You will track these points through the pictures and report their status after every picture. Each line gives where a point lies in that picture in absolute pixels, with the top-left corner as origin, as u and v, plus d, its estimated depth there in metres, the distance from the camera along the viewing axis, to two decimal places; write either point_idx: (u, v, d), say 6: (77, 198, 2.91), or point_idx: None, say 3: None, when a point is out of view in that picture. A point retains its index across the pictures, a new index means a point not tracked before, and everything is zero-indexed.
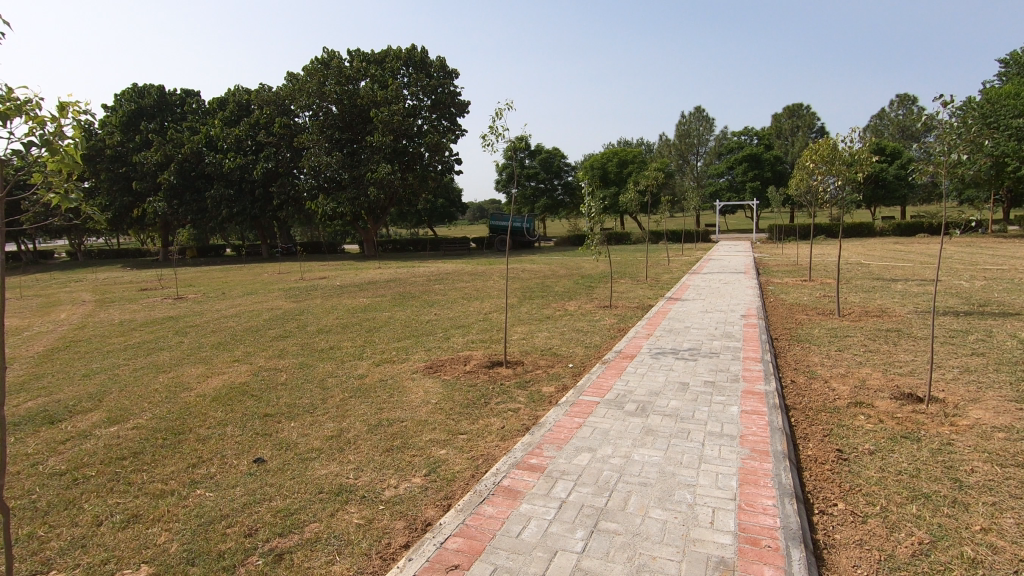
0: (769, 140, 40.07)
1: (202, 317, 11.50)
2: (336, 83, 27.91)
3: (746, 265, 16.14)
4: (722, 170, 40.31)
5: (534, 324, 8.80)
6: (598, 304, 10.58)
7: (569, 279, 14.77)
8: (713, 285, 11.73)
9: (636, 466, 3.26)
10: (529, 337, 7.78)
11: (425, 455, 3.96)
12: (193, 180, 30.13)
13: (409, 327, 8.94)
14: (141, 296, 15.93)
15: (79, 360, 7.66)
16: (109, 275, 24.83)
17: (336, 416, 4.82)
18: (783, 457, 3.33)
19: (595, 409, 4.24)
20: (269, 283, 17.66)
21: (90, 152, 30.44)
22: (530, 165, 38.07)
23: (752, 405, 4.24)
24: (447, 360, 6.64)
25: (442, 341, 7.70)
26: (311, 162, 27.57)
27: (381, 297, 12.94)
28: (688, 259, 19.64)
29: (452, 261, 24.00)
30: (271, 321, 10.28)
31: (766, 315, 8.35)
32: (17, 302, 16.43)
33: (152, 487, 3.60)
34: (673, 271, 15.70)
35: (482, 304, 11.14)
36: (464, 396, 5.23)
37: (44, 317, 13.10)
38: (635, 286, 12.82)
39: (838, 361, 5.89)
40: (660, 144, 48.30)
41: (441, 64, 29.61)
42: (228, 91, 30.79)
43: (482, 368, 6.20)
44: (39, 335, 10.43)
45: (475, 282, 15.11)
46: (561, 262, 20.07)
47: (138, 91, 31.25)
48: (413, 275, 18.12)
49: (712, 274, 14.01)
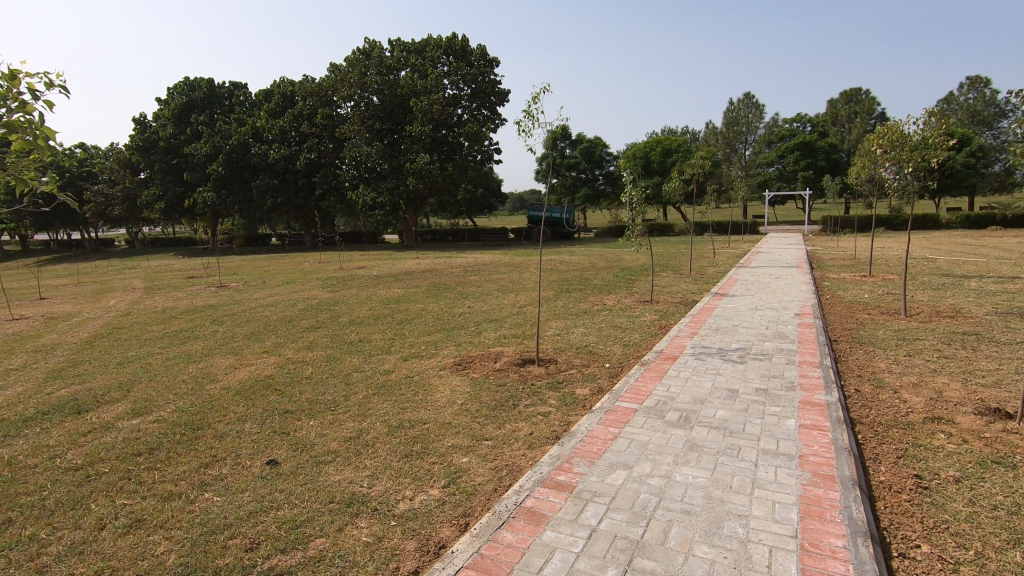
0: (824, 126, 38.06)
1: (241, 305, 11.64)
2: (377, 73, 27.97)
3: (799, 258, 15.24)
4: (772, 159, 38.61)
5: (570, 318, 8.41)
6: (638, 298, 10.10)
7: (609, 272, 14.28)
8: (763, 280, 11.03)
9: (677, 489, 2.86)
10: (564, 333, 7.41)
11: (445, 463, 3.66)
12: (240, 171, 30.95)
13: (441, 319, 8.72)
14: (188, 283, 16.41)
15: (117, 348, 7.77)
16: (161, 263, 25.81)
17: (357, 415, 4.59)
18: (852, 485, 2.87)
19: (632, 418, 3.85)
20: (309, 273, 17.90)
21: (145, 143, 31.64)
22: (571, 155, 37.38)
23: (812, 420, 3.75)
24: (477, 357, 6.35)
25: (473, 336, 7.42)
26: (353, 153, 27.82)
27: (416, 287, 12.80)
28: (736, 252, 18.79)
29: (491, 252, 23.79)
30: (305, 311, 10.26)
31: (823, 314, 7.68)
32: (75, 287, 17.20)
33: (161, 488, 3.44)
34: (719, 265, 14.96)
35: (517, 296, 10.84)
36: (492, 396, 4.93)
37: (96, 302, 13.61)
38: (678, 280, 12.25)
39: (908, 368, 5.27)
40: (706, 132, 46.65)
41: (482, 52, 29.22)
42: (274, 83, 31.37)
43: (513, 366, 5.88)
44: (86, 321, 10.76)
45: (512, 274, 14.80)
46: (601, 253, 19.56)
47: (189, 84, 32.19)
48: (450, 265, 17.95)
49: (762, 267, 13.25)
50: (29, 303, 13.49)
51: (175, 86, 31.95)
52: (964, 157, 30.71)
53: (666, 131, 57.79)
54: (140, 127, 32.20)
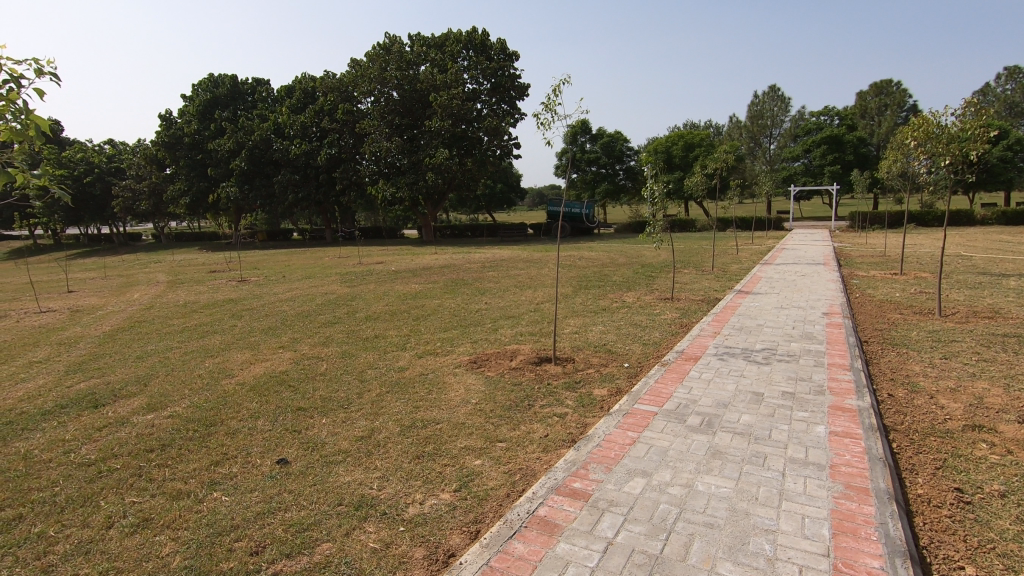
0: (852, 120, 37.04)
1: (261, 300, 11.73)
2: (397, 68, 27.98)
3: (826, 255, 14.80)
4: (797, 153, 37.71)
5: (588, 316, 8.25)
6: (659, 296, 9.89)
7: (629, 268, 14.06)
8: (788, 277, 10.70)
9: (699, 499, 2.71)
10: (582, 331, 7.26)
11: (457, 466, 3.56)
12: (262, 166, 31.30)
13: (457, 316, 8.63)
14: (210, 277, 16.63)
15: (138, 342, 7.84)
16: (185, 257, 26.27)
17: (369, 413, 4.52)
18: (889, 499, 2.68)
19: (651, 422, 3.70)
20: (328, 268, 18.00)
21: (171, 140, 32.19)
22: (591, 149, 37.01)
23: (843, 426, 3.55)
24: (492, 355, 6.23)
25: (490, 333, 7.30)
26: (373, 148, 27.93)
27: (434, 283, 12.76)
28: (760, 248, 18.37)
29: (510, 247, 23.69)
30: (322, 306, 10.26)
31: (853, 314, 7.39)
32: (102, 281, 17.56)
33: (171, 486, 3.42)
34: (742, 261, 14.61)
35: (536, 292, 10.70)
36: (507, 396, 4.81)
37: (121, 296, 13.87)
38: (700, 277, 11.98)
39: (946, 372, 5.00)
40: (730, 126, 45.79)
41: (502, 45, 29.01)
42: (296, 79, 31.62)
43: (529, 365, 5.75)
44: (110, 314, 10.95)
45: (530, 270, 14.65)
46: (620, 249, 19.31)
47: (213, 81, 32.63)
48: (468, 261, 17.86)
49: (787, 265, 12.90)
50: (57, 296, 13.80)
51: (200, 83, 32.42)
52: (1000, 150, 29.59)
53: (688, 125, 56.92)
54: (166, 124, 32.77)
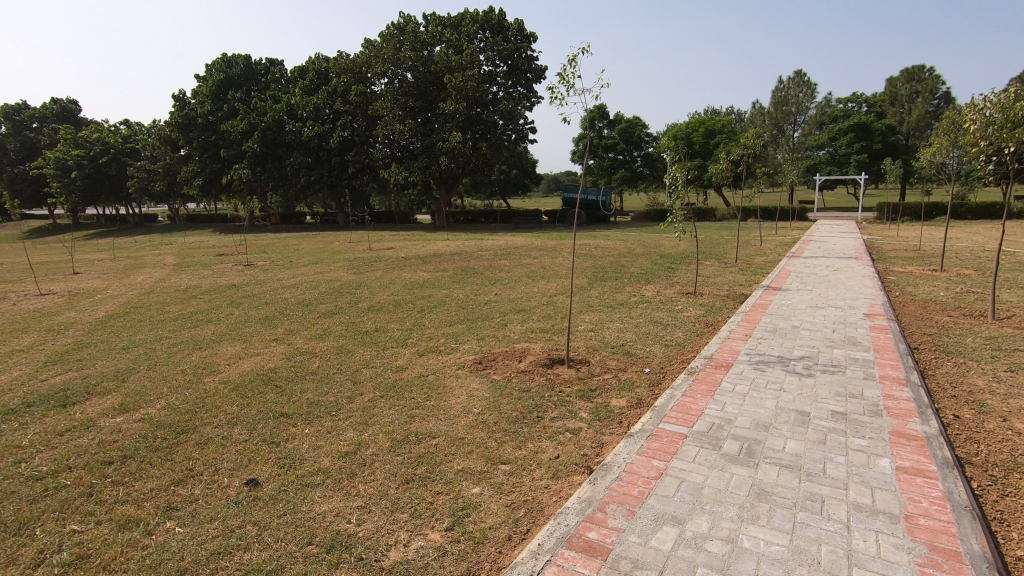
0: (881, 107, 35.69)
1: (264, 286, 11.31)
2: (411, 49, 27.29)
3: (857, 249, 13.97)
4: (822, 141, 36.43)
5: (605, 311, 7.69)
6: (680, 290, 9.28)
7: (648, 259, 13.40)
8: (820, 272, 10.01)
9: (746, 562, 2.17)
10: (598, 329, 6.69)
11: (452, 495, 3.04)
12: (275, 148, 30.91)
13: (465, 308, 8.11)
14: (217, 261, 16.29)
15: (128, 330, 7.44)
16: (196, 239, 26.12)
17: (358, 423, 4.02)
18: (990, 569, 2.11)
19: (680, 447, 3.16)
20: (337, 253, 17.56)
21: (184, 121, 31.92)
22: (608, 135, 36.04)
23: (912, 460, 2.98)
24: (500, 354, 5.70)
25: (498, 329, 6.76)
26: (385, 131, 27.37)
27: (443, 271, 12.23)
28: (785, 240, 17.54)
29: (524, 234, 23.14)
30: (324, 295, 9.79)
31: (896, 315, 6.72)
32: (110, 262, 17.35)
33: (122, 511, 2.96)
34: (767, 254, 13.87)
35: (549, 283, 10.14)
36: (514, 406, 4.27)
37: (125, 279, 13.56)
38: (724, 270, 11.31)
39: (1015, 389, 4.35)
40: (753, 112, 44.31)
41: (520, 26, 28.12)
42: (309, 59, 31.06)
43: (540, 368, 5.21)
44: (108, 298, 10.59)
45: (543, 259, 14.03)
46: (638, 238, 18.59)
47: (227, 61, 32.24)
48: (480, 248, 17.29)
49: (816, 258, 12.19)
50: (62, 278, 13.57)
51: (213, 63, 32.04)
52: None
53: (708, 112, 55.46)
54: (179, 105, 32.47)
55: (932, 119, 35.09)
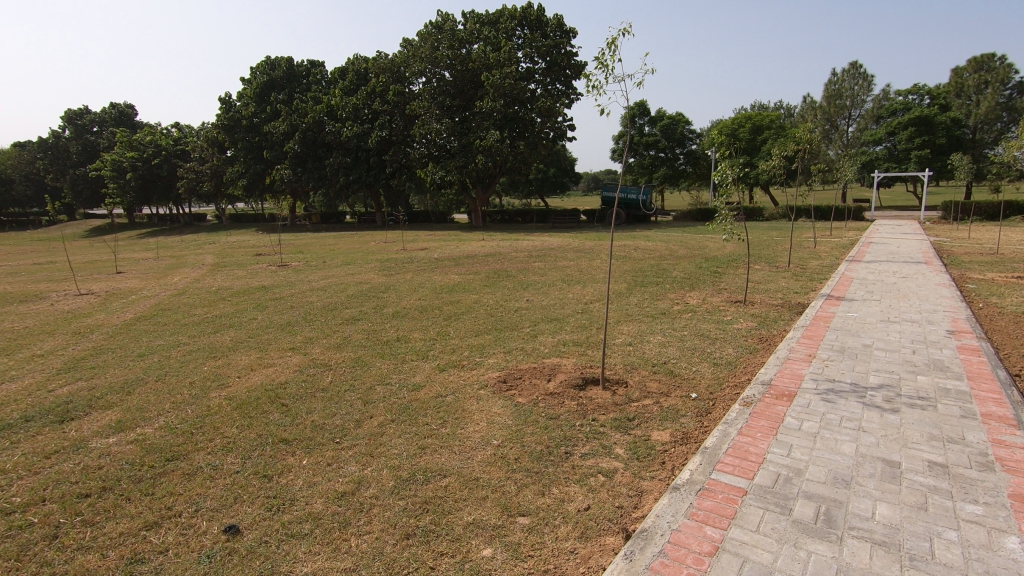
0: (945, 99, 33.45)
1: (293, 288, 11.14)
2: (449, 47, 27.02)
3: (925, 252, 12.82)
4: (880, 136, 34.52)
5: (645, 322, 7.04)
6: (728, 297, 8.53)
7: (691, 262, 12.61)
8: (887, 279, 9.06)
9: None
10: (638, 342, 6.06)
11: (459, 558, 2.53)
12: (315, 148, 31.24)
13: (493, 315, 7.62)
14: (253, 261, 16.33)
15: (149, 335, 7.25)
16: (239, 238, 26.56)
17: (362, 455, 3.55)
18: None
19: (741, 510, 2.55)
20: (370, 253, 17.42)
21: (229, 122, 32.68)
22: (649, 132, 34.91)
23: None
24: (528, 371, 5.16)
25: (527, 340, 6.23)
26: (422, 130, 27.21)
27: (475, 274, 11.81)
28: (841, 241, 16.35)
29: (561, 235, 22.51)
30: (351, 299, 9.48)
31: (986, 333, 5.82)
32: (153, 261, 17.70)
33: (80, 563, 2.57)
34: (823, 257, 12.87)
35: (585, 289, 9.55)
36: (539, 439, 3.73)
37: (162, 279, 13.67)
38: (776, 275, 10.45)
39: None
40: (804, 106, 42.13)
41: (559, 22, 27.45)
42: (349, 60, 31.25)
43: (572, 390, 4.65)
44: (140, 299, 10.59)
45: (580, 261, 13.43)
46: (680, 239, 17.74)
47: (270, 63, 32.79)
48: (514, 249, 16.81)
49: (880, 262, 11.16)
50: (104, 277, 13.84)
51: (257, 66, 32.68)
52: None
53: (756, 107, 53.49)
54: (225, 107, 33.27)
55: (1002, 112, 32.30)
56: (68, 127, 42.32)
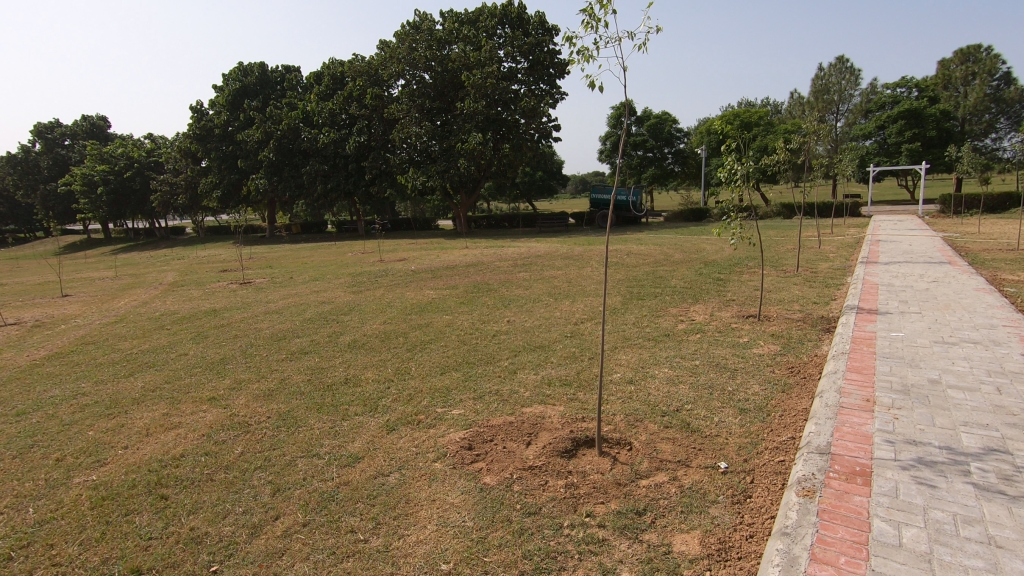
0: (934, 91, 32.71)
1: (249, 311, 9.90)
2: (428, 48, 25.82)
3: (941, 250, 11.84)
4: (869, 130, 33.80)
5: (647, 347, 5.88)
6: (738, 312, 7.41)
7: (690, 268, 11.52)
8: (917, 284, 7.98)
9: None
10: (640, 379, 4.89)
11: None
12: (291, 156, 30.01)
13: (467, 343, 6.44)
14: (214, 279, 15.04)
15: (45, 382, 5.94)
16: (210, 252, 25.17)
17: None
18: None
19: None
20: (343, 266, 16.18)
21: (202, 132, 31.34)
22: (636, 132, 33.95)
23: None
24: (502, 431, 3.95)
25: (504, 379, 5.04)
26: (401, 134, 25.97)
27: (452, 288, 10.63)
28: (846, 240, 15.32)
29: (548, 240, 21.42)
30: (306, 324, 8.20)
31: None
32: (109, 281, 16.37)
33: None
34: (832, 259, 11.82)
35: (575, 304, 8.42)
36: (507, 559, 2.54)
37: (108, 303, 12.33)
38: (786, 282, 9.37)
39: None
40: (792, 102, 41.24)
41: (541, 19, 26.38)
42: (324, 64, 29.95)
43: (558, 461, 3.46)
44: (69, 330, 9.27)
45: (569, 270, 12.30)
46: (674, 243, 16.69)
47: (242, 69, 31.33)
48: (498, 258, 15.63)
49: (900, 263, 10.11)
50: (44, 303, 12.48)
51: (229, 72, 31.24)
52: None
53: (742, 105, 53.22)
54: (198, 116, 31.87)
55: (991, 103, 31.68)
56: (38, 141, 40.71)
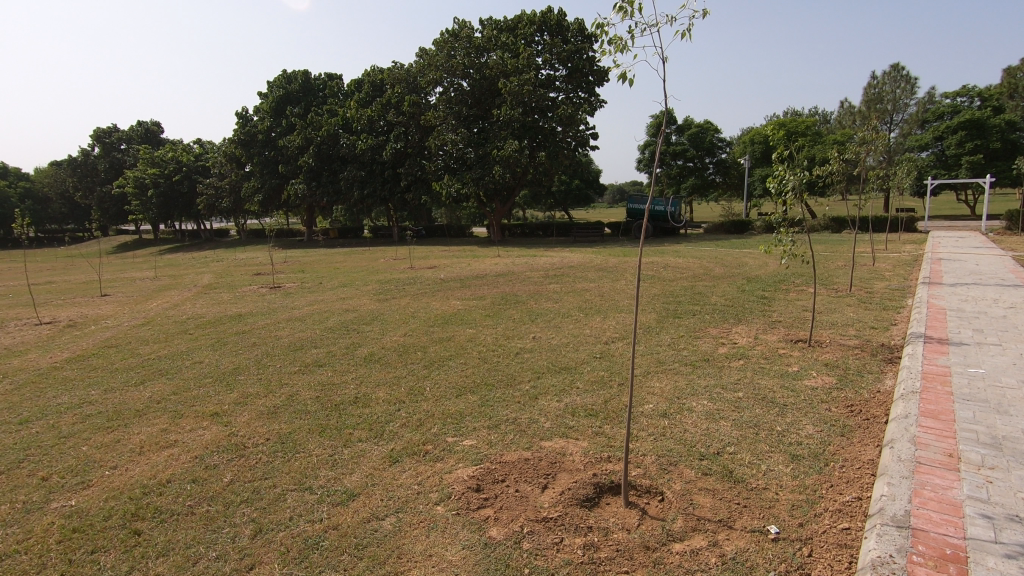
0: (999, 100, 30.76)
1: (274, 317, 9.77)
2: (466, 55, 25.71)
3: (1014, 271, 10.81)
4: (926, 141, 32.05)
5: (684, 374, 5.34)
6: (786, 335, 6.76)
7: (731, 284, 10.83)
8: (991, 311, 7.16)
9: None
10: (676, 412, 4.36)
11: None
12: (330, 162, 30.38)
13: (488, 362, 6.02)
14: (246, 283, 15.11)
15: (57, 388, 5.81)
16: (247, 255, 25.51)
17: None
18: None
19: None
20: (373, 273, 16.05)
21: (246, 137, 32.08)
22: (676, 141, 33.12)
23: None
24: (516, 469, 3.51)
25: (524, 406, 4.60)
26: (437, 141, 25.93)
27: (480, 299, 10.26)
28: (903, 257, 14.25)
29: (582, 250, 20.86)
30: (326, 333, 7.94)
31: None
32: (148, 282, 16.69)
33: None
34: (889, 278, 10.93)
35: (606, 321, 7.92)
36: None
37: (141, 304, 12.44)
38: (839, 303, 8.62)
39: None
40: (842, 111, 39.58)
41: (581, 26, 25.93)
42: (365, 72, 30.31)
43: (578, 512, 2.99)
44: (97, 331, 9.29)
45: (602, 283, 11.77)
46: (713, 256, 15.96)
47: (286, 77, 32.06)
48: (530, 268, 15.21)
49: (969, 286, 9.19)
50: (81, 303, 12.65)
51: (274, 79, 31.97)
52: None
53: (787, 114, 51.58)
54: (243, 122, 32.67)
55: None
56: (96, 145, 42.55)
